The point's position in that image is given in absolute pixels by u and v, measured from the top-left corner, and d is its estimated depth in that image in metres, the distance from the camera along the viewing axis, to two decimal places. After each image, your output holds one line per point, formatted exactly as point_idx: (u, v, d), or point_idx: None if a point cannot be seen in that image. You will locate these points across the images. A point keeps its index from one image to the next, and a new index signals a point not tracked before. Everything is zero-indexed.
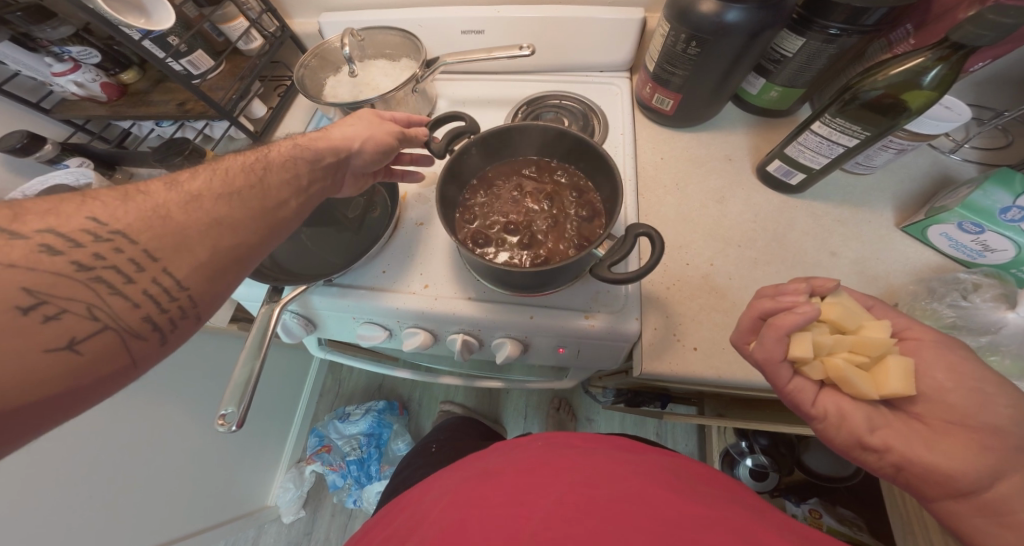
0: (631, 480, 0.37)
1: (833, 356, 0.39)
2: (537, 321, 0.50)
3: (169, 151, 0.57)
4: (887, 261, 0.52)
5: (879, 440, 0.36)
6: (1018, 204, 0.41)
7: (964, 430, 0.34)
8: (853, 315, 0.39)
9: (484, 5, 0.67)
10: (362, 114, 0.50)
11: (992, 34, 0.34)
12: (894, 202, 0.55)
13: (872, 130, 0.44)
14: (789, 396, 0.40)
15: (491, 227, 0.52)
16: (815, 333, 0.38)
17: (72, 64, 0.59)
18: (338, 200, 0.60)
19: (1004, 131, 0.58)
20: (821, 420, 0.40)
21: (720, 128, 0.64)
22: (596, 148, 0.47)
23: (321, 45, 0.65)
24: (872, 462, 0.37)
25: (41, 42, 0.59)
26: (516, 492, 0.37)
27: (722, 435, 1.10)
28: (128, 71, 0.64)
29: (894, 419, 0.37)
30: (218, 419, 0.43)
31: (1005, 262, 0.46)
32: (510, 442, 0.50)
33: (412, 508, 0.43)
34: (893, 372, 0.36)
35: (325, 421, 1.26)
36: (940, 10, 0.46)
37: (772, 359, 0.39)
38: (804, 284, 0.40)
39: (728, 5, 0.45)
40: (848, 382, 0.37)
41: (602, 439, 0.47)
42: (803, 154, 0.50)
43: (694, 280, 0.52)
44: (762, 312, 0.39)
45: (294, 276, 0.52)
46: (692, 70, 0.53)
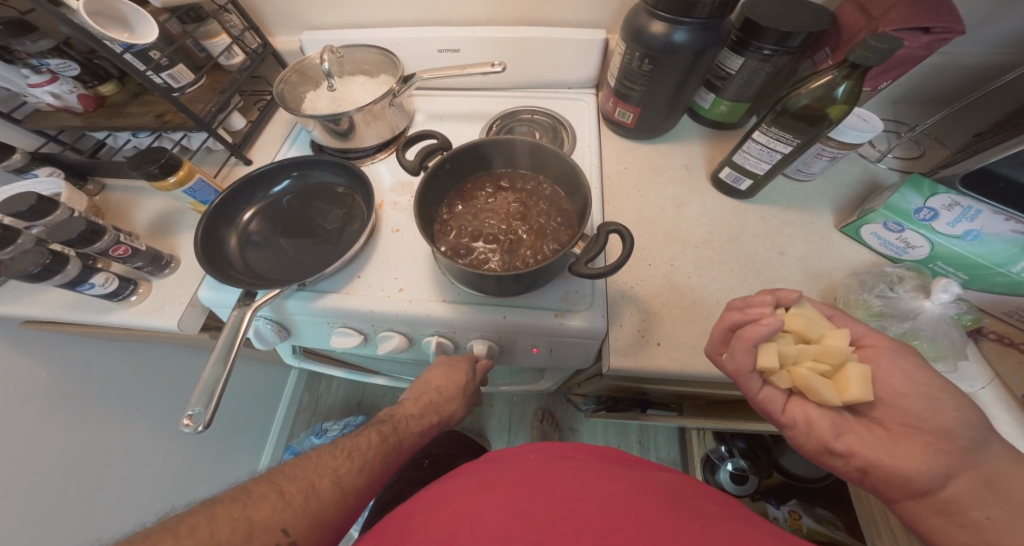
0: (622, 497, 0.39)
1: (798, 365, 0.42)
2: (510, 320, 0.52)
3: (144, 159, 0.53)
4: (828, 260, 0.56)
5: (844, 445, 0.41)
6: (928, 205, 0.48)
7: (919, 433, 0.39)
8: (816, 324, 0.42)
9: (460, 27, 0.71)
10: (436, 372, 0.56)
11: (877, 56, 0.41)
12: (832, 206, 0.60)
13: (801, 138, 0.49)
14: (761, 405, 0.44)
15: (470, 237, 0.54)
16: (780, 343, 0.42)
17: (49, 76, 0.60)
18: (315, 211, 0.61)
19: (916, 143, 0.65)
20: (791, 427, 0.44)
21: (678, 139, 0.69)
22: (564, 158, 0.50)
23: (301, 61, 0.67)
24: (841, 467, 0.42)
25: (19, 55, 0.59)
26: (512, 507, 0.38)
27: (701, 441, 1.12)
28: (106, 84, 0.65)
29: (857, 425, 0.42)
30: (184, 420, 0.43)
31: (923, 257, 0.52)
32: (500, 454, 0.50)
33: (405, 514, 0.42)
34: (853, 379, 0.40)
35: (302, 437, 1.22)
36: (849, 36, 0.54)
37: (741, 370, 0.42)
38: (769, 296, 0.43)
39: (675, 26, 0.51)
40: (812, 389, 0.41)
41: (591, 447, 0.49)
42: (748, 161, 0.55)
43: (656, 280, 0.55)
44: (730, 324, 0.42)
45: (267, 282, 0.53)
46: (648, 87, 0.58)
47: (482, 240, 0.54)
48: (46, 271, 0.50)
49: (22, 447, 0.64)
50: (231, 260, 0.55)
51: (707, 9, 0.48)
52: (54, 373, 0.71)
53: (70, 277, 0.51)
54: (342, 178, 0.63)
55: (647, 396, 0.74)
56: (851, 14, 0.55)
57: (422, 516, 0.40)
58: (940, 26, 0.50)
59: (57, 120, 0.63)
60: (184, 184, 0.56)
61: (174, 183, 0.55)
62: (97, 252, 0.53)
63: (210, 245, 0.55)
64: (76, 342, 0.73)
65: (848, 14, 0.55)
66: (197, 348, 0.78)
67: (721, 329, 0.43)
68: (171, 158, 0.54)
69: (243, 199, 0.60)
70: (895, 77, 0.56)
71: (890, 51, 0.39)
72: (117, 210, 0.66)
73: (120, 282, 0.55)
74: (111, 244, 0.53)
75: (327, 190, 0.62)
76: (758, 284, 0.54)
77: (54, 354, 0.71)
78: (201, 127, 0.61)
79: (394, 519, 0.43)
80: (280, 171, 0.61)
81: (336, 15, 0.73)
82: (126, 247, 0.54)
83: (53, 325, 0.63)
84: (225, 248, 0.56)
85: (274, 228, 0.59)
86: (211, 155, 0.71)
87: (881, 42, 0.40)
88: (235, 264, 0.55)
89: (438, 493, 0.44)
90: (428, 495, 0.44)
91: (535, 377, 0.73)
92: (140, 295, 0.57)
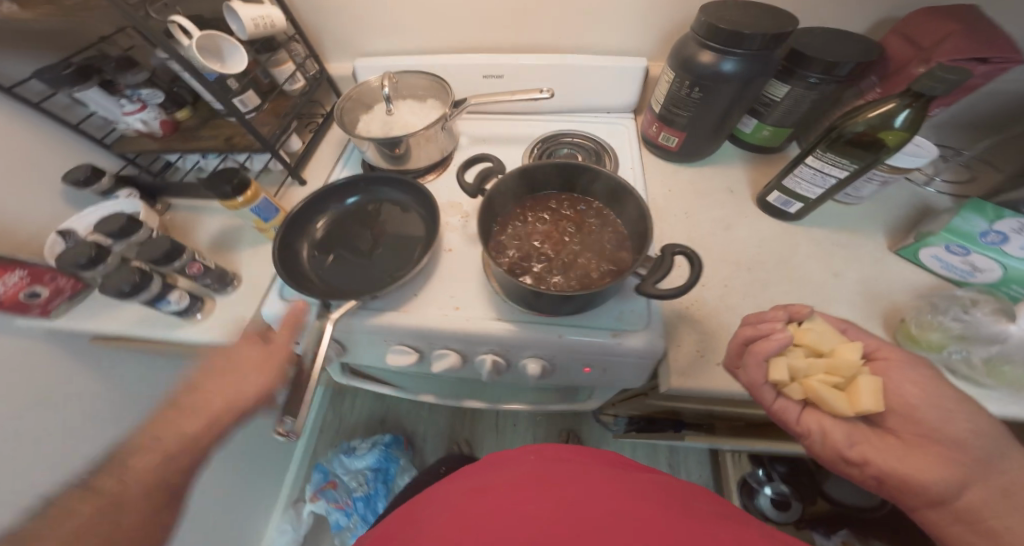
0: (625, 497, 0.39)
1: (810, 377, 0.43)
2: (567, 339, 0.52)
3: (220, 178, 0.55)
4: (887, 283, 0.56)
5: (858, 453, 0.41)
6: (995, 228, 0.48)
7: (933, 443, 0.39)
8: (826, 338, 0.43)
9: (504, 55, 0.74)
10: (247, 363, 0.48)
11: (943, 85, 0.43)
12: (884, 228, 0.61)
13: (858, 163, 0.51)
14: (776, 415, 0.45)
15: (527, 257, 0.55)
16: (790, 357, 0.43)
17: (140, 104, 0.63)
18: (380, 224, 0.62)
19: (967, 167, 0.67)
20: (807, 436, 0.44)
21: (722, 163, 0.70)
22: (636, 199, 0.51)
23: (359, 86, 0.69)
24: (858, 475, 0.42)
25: (120, 87, 0.63)
26: (515, 508, 0.38)
27: (737, 464, 1.03)
28: (183, 110, 0.68)
29: (872, 434, 0.42)
30: (277, 427, 0.42)
31: (994, 281, 0.51)
32: (498, 457, 0.50)
33: (404, 530, 0.40)
34: (864, 391, 0.41)
35: (331, 455, 1.15)
36: (897, 67, 0.58)
37: (754, 382, 0.44)
38: (781, 311, 0.45)
39: (724, 57, 0.55)
40: (824, 401, 0.42)
41: (589, 450, 0.49)
42: (800, 185, 0.57)
43: (710, 300, 0.56)
44: (744, 339, 0.44)
45: (340, 292, 0.55)
46: (694, 113, 0.61)
47: (537, 262, 0.55)
48: (135, 289, 0.51)
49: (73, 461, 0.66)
50: (307, 277, 0.56)
51: (758, 42, 0.51)
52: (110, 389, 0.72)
53: (151, 294, 0.53)
54: (406, 196, 0.64)
55: (687, 414, 0.72)
56: (899, 45, 0.58)
57: (427, 523, 0.39)
58: (1000, 56, 0.52)
59: (138, 145, 0.67)
60: (251, 203, 0.58)
61: (242, 202, 0.57)
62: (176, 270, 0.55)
63: (288, 260, 0.57)
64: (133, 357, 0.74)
65: (894, 46, 0.59)
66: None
67: (735, 343, 0.44)
68: (244, 179, 0.56)
69: (320, 206, 0.62)
70: (947, 104, 0.58)
71: (959, 80, 0.42)
72: (184, 228, 0.68)
73: (191, 299, 0.56)
74: (187, 262, 0.55)
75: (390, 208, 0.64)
76: (815, 306, 0.55)
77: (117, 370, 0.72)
78: (265, 148, 0.64)
79: (398, 529, 0.42)
80: (351, 185, 0.63)
81: (388, 44, 0.76)
82: (199, 265, 0.56)
83: (122, 340, 0.64)
84: (301, 260, 0.58)
85: (344, 235, 0.61)
86: (269, 176, 0.73)
87: (949, 71, 0.42)
88: (313, 277, 0.57)
89: (435, 503, 0.43)
90: (431, 508, 0.42)
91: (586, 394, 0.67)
92: (205, 313, 0.59)
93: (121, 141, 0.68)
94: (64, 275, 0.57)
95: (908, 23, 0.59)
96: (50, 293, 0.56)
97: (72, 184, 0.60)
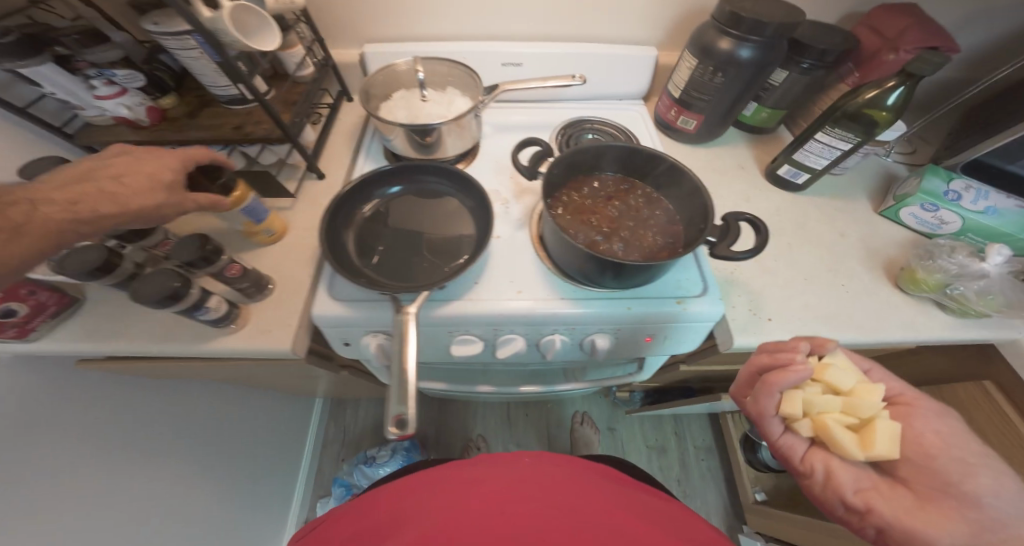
0: (606, 510, 0.47)
1: (824, 414, 0.43)
2: (635, 311, 0.55)
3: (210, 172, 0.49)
4: (882, 239, 0.65)
5: (862, 501, 0.41)
6: (952, 187, 0.60)
7: (945, 498, 0.39)
8: (845, 377, 0.44)
9: (521, 43, 0.75)
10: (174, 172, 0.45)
11: (932, 65, 0.51)
12: (869, 194, 0.71)
13: (860, 137, 0.59)
14: (779, 449, 0.46)
15: (584, 232, 0.57)
16: (806, 391, 0.43)
17: (117, 88, 0.52)
18: (424, 211, 0.60)
19: (908, 141, 0.76)
20: (807, 476, 0.45)
21: (729, 144, 0.77)
22: (694, 184, 0.53)
23: (389, 66, 0.67)
24: (858, 525, 0.41)
25: (82, 65, 0.51)
26: (505, 511, 0.45)
27: (738, 422, 1.11)
28: (168, 96, 0.57)
29: (881, 483, 0.42)
30: (394, 423, 0.40)
31: (956, 231, 0.61)
32: (495, 458, 0.57)
33: (402, 505, 0.48)
34: (880, 436, 0.41)
35: (349, 468, 1.09)
36: (870, 54, 0.65)
37: (764, 412, 0.45)
38: (804, 342, 0.45)
39: (741, 45, 0.59)
40: (834, 438, 0.42)
41: (583, 463, 0.58)
42: (809, 158, 0.64)
43: (749, 265, 0.61)
44: (760, 369, 0.45)
45: (405, 284, 0.53)
46: (717, 96, 0.66)
47: (594, 236, 0.57)
48: (168, 298, 0.44)
49: (90, 505, 0.57)
50: (359, 268, 0.54)
51: (773, 29, 0.56)
52: (114, 423, 0.62)
53: (188, 303, 0.46)
54: (447, 183, 0.62)
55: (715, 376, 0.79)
56: (868, 35, 0.66)
57: (426, 504, 0.47)
58: (947, 46, 0.61)
59: (115, 136, 0.55)
60: (239, 204, 0.51)
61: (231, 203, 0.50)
62: (212, 272, 0.49)
63: (337, 253, 0.54)
64: (130, 383, 0.64)
65: (862, 35, 0.66)
66: (272, 382, 0.72)
67: (749, 371, 0.46)
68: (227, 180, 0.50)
69: (361, 196, 0.59)
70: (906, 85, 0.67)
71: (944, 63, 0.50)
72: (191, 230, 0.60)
73: (228, 307, 0.50)
74: (226, 264, 0.49)
75: (433, 195, 0.62)
76: (833, 262, 0.62)
77: (118, 400, 0.62)
78: (286, 139, 0.57)
79: (396, 499, 0.50)
80: (391, 174, 0.61)
81: (400, 30, 0.74)
82: (237, 266, 0.50)
83: (133, 359, 0.57)
84: (348, 254, 0.55)
85: (389, 228, 0.58)
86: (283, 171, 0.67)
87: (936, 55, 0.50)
88: (365, 268, 0.54)
89: (432, 486, 0.50)
90: (426, 492, 0.49)
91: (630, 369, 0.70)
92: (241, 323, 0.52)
93: (86, 131, 0.56)
94: (45, 288, 0.48)
95: (872, 16, 0.66)
96: (30, 310, 0.47)
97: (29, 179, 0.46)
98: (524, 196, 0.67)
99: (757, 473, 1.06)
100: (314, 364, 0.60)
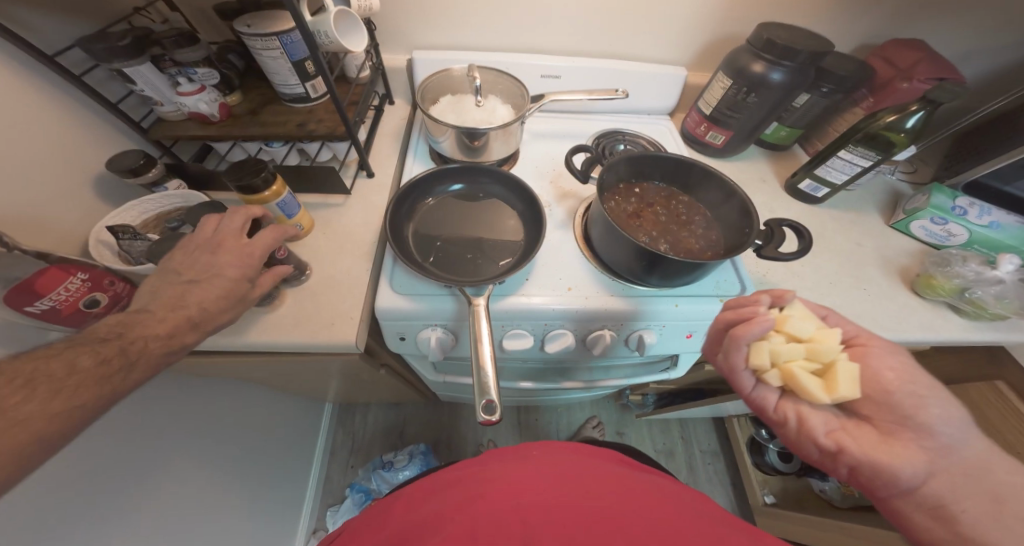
0: (624, 497, 0.45)
1: (790, 362, 0.45)
2: (682, 307, 0.58)
3: (245, 169, 0.50)
4: (895, 249, 0.71)
5: (832, 440, 0.45)
6: (956, 203, 0.66)
7: (904, 431, 0.43)
8: (804, 325, 0.46)
9: (560, 58, 0.79)
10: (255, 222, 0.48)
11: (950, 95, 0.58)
12: (879, 208, 0.77)
13: (880, 155, 0.65)
14: (753, 399, 0.49)
15: (632, 232, 0.60)
16: (772, 342, 0.45)
17: (199, 85, 0.55)
18: (477, 210, 0.63)
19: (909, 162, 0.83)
20: (782, 423, 0.48)
21: (750, 159, 0.83)
22: (739, 195, 0.57)
23: (442, 73, 0.71)
24: (829, 463, 0.46)
25: (169, 63, 0.54)
26: (522, 500, 0.43)
27: (745, 427, 1.15)
28: (234, 95, 0.59)
29: (848, 423, 0.46)
30: (484, 409, 0.44)
31: (963, 243, 0.67)
32: (507, 451, 0.55)
33: (414, 511, 0.45)
34: (842, 377, 0.44)
35: (365, 475, 1.10)
36: (882, 82, 0.71)
37: (735, 366, 0.47)
38: (764, 296, 0.48)
39: (773, 69, 0.65)
40: (801, 384, 0.44)
41: (593, 449, 0.57)
42: (830, 173, 0.70)
43: (779, 268, 0.66)
44: (728, 323, 0.47)
45: (468, 277, 0.55)
46: (746, 116, 0.72)
47: (642, 237, 0.60)
48: None
49: (126, 501, 0.55)
50: (421, 261, 0.56)
51: (805, 57, 0.62)
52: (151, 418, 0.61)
53: None
54: (499, 184, 0.65)
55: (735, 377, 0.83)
56: (881, 65, 0.72)
57: (440, 505, 0.44)
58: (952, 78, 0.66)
59: (184, 129, 0.56)
60: (277, 196, 0.53)
61: (270, 196, 0.52)
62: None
63: (401, 243, 0.56)
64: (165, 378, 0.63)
65: (876, 65, 0.73)
66: (306, 379, 0.72)
67: (719, 327, 0.48)
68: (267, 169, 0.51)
69: (423, 190, 0.63)
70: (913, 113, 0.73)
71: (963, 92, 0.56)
72: None
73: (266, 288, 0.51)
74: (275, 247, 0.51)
75: (487, 198, 0.65)
76: (854, 269, 0.67)
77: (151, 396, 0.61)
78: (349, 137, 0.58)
79: (411, 501, 0.47)
80: (450, 172, 0.64)
81: (446, 39, 0.77)
82: (286, 250, 0.52)
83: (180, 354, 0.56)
84: (408, 246, 0.58)
85: (447, 224, 0.61)
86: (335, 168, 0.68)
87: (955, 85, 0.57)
88: (425, 262, 0.56)
89: (447, 486, 0.47)
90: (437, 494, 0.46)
91: (664, 366, 0.73)
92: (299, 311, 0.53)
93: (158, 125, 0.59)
94: (123, 279, 0.47)
95: (886, 48, 0.73)
96: (109, 301, 0.45)
97: (119, 174, 0.50)
98: (566, 199, 0.70)
99: (765, 475, 1.09)
100: (364, 362, 0.63)
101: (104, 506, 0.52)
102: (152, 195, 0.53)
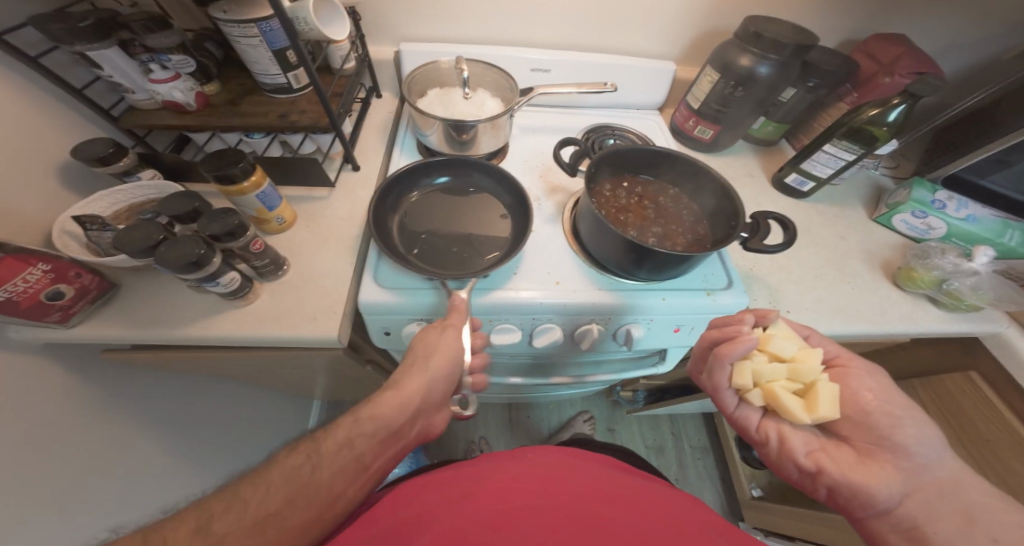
0: (610, 496, 0.45)
1: (772, 382, 0.47)
2: (669, 301, 0.58)
3: (221, 161, 0.48)
4: (879, 244, 0.71)
5: (813, 462, 0.47)
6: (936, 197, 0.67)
7: (882, 451, 0.45)
8: (787, 344, 0.47)
9: (550, 51, 0.79)
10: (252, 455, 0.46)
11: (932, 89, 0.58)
12: (864, 203, 0.78)
13: (863, 149, 0.65)
14: (738, 419, 0.52)
15: (620, 225, 0.60)
16: (754, 362, 0.46)
17: (172, 72, 0.53)
18: (465, 204, 0.63)
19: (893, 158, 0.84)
20: (764, 443, 0.51)
21: (738, 154, 0.83)
22: (726, 189, 0.57)
23: (428, 65, 0.70)
24: (810, 484, 0.48)
25: (140, 50, 0.52)
26: (508, 502, 0.42)
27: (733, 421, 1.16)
28: (212, 84, 0.57)
29: (829, 445, 0.48)
30: None
31: (941, 236, 0.68)
32: (501, 453, 0.54)
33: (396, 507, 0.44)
34: (822, 397, 0.45)
35: None
36: (865, 76, 0.71)
37: (718, 385, 0.50)
38: (748, 315, 0.49)
39: (760, 63, 0.65)
40: (782, 404, 0.46)
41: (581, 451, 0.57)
42: (815, 167, 0.70)
43: (766, 262, 0.66)
44: (711, 341, 0.49)
45: (455, 271, 0.54)
46: (733, 110, 0.72)
47: (630, 230, 0.60)
48: (196, 265, 0.43)
49: (105, 501, 0.54)
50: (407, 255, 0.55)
51: (790, 50, 0.62)
52: (129, 417, 0.59)
53: (207, 272, 0.45)
54: (489, 178, 0.65)
55: None
56: (864, 59, 0.72)
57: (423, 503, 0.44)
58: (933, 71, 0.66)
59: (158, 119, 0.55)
60: (256, 188, 0.51)
61: (248, 187, 0.50)
62: (238, 247, 0.48)
63: (384, 237, 0.55)
64: (144, 374, 0.62)
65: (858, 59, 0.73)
66: (291, 377, 0.71)
67: (704, 346, 0.50)
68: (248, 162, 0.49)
69: (409, 184, 0.62)
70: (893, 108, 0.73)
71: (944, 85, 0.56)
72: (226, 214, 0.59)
73: (240, 282, 0.49)
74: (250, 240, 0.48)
75: (476, 193, 0.64)
76: (838, 263, 0.68)
77: (132, 393, 0.60)
78: (332, 129, 0.57)
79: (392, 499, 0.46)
80: (437, 166, 0.63)
81: (435, 31, 0.76)
82: (261, 242, 0.50)
83: (156, 348, 0.55)
84: (393, 240, 0.56)
85: (433, 218, 0.60)
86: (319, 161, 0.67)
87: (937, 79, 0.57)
88: (410, 255, 0.55)
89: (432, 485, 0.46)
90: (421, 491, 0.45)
91: (652, 360, 0.72)
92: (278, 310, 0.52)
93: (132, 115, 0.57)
94: (90, 272, 0.46)
95: (868, 42, 0.73)
96: (75, 294, 0.45)
97: (87, 163, 0.48)
98: (555, 193, 0.69)
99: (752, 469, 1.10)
100: (349, 357, 0.61)
101: (84, 506, 0.51)
102: (123, 187, 0.51)
